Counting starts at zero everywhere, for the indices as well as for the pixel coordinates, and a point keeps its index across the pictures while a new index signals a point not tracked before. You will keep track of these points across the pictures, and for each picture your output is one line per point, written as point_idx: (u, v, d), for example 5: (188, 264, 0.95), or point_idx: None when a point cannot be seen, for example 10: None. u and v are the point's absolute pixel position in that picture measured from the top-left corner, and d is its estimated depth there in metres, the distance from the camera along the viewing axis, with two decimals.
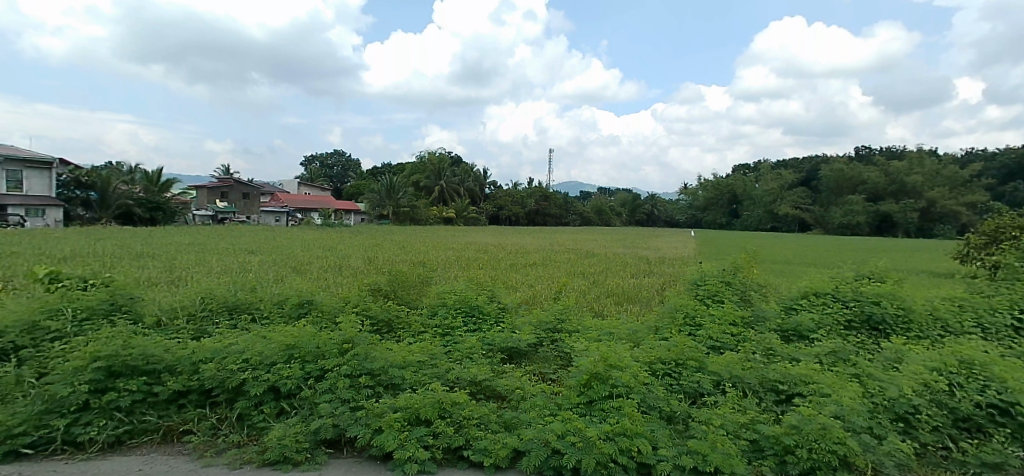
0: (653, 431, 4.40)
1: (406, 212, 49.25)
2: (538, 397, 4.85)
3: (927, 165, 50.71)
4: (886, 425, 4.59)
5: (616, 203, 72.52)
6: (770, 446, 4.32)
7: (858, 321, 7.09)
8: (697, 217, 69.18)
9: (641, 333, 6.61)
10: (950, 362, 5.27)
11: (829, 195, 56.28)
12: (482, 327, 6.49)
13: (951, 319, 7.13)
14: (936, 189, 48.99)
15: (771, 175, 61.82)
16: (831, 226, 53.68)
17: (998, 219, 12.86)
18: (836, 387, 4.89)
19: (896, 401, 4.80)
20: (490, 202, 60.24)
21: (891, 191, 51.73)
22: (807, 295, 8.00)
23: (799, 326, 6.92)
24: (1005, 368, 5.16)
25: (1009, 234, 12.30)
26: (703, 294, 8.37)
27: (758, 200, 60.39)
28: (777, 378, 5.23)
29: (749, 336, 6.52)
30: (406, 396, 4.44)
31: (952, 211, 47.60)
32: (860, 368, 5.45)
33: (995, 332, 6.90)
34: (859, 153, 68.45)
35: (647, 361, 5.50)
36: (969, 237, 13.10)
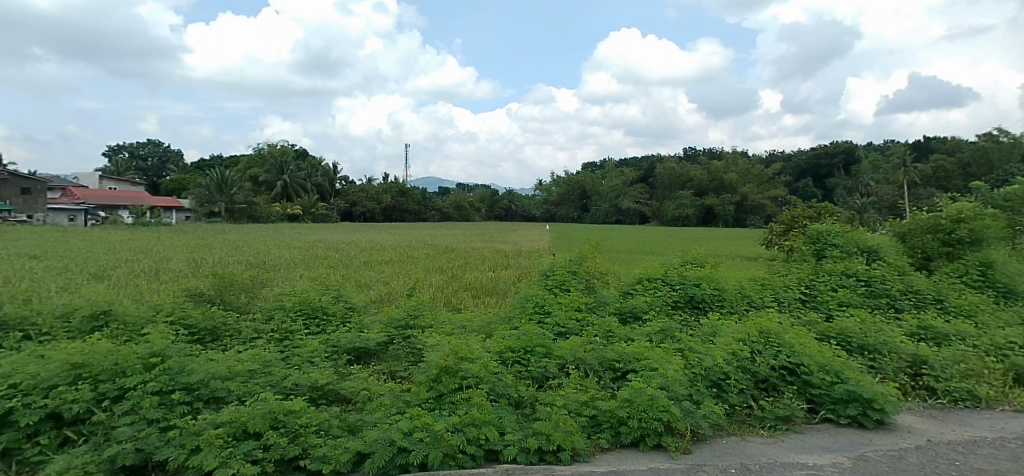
0: (501, 418, 4.48)
1: (242, 209, 45.23)
2: (386, 396, 4.70)
3: (740, 165, 58.54)
4: (703, 392, 5.14)
5: (474, 198, 73.50)
6: (606, 420, 4.63)
7: (683, 301, 7.89)
8: (551, 212, 72.54)
9: (494, 324, 6.72)
10: (753, 333, 6.07)
11: (663, 191, 62.19)
12: (326, 329, 6.16)
13: (755, 296, 8.22)
14: (747, 186, 56.77)
15: (616, 172, 67.02)
16: (665, 218, 59.51)
17: (793, 210, 15.13)
18: (663, 361, 5.34)
19: (711, 369, 5.41)
20: (341, 198, 58.05)
21: (713, 187, 58.76)
22: (641, 280, 8.72)
23: (634, 308, 7.52)
24: (793, 335, 6.04)
25: (801, 222, 14.53)
26: (552, 284, 8.76)
27: (604, 196, 64.96)
28: (614, 357, 5.61)
29: (591, 320, 6.93)
30: (231, 409, 4.04)
31: (759, 204, 55.64)
32: (683, 343, 6.05)
33: (788, 304, 8.09)
34: (688, 153, 76.80)
35: (497, 351, 5.60)
36: (772, 225, 15.22)
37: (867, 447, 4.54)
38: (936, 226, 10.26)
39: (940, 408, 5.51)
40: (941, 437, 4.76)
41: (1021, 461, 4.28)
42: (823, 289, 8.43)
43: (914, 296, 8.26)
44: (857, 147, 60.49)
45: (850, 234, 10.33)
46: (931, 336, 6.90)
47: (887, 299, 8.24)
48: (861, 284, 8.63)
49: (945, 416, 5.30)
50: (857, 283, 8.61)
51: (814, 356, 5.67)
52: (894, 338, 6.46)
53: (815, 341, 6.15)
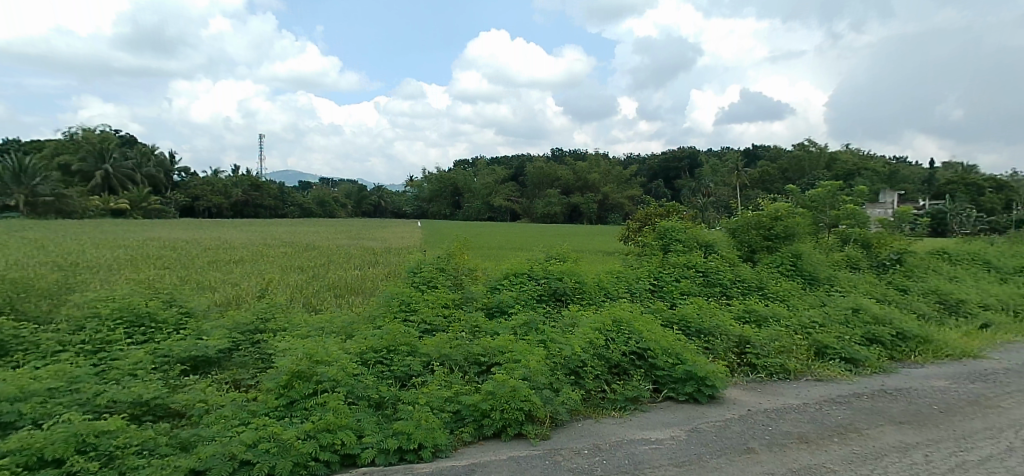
0: (360, 420, 4.30)
1: (47, 202, 38.42)
2: (227, 407, 4.28)
3: (602, 166, 62.44)
4: (562, 380, 5.33)
5: (340, 194, 70.36)
6: (470, 414, 4.64)
7: (547, 294, 8.17)
8: (422, 209, 71.62)
9: (355, 324, 6.43)
10: (607, 323, 6.42)
11: (532, 189, 64.29)
12: (155, 337, 5.49)
13: (612, 287, 8.75)
14: (608, 186, 60.58)
15: (486, 171, 68.03)
16: (534, 216, 61.55)
17: (647, 209, 16.39)
18: (526, 352, 5.45)
19: (569, 358, 5.64)
20: (181, 191, 52.82)
21: (578, 187, 61.92)
22: (508, 275, 8.89)
23: (501, 303, 7.64)
24: (642, 323, 6.49)
25: (653, 219, 15.78)
26: (418, 281, 8.62)
27: (475, 193, 65.50)
28: (479, 351, 5.63)
29: (458, 316, 6.92)
30: (21, 435, 3.45)
31: (619, 202, 59.68)
32: (546, 334, 6.24)
33: (640, 294, 8.71)
34: (555, 153, 80.16)
35: (357, 352, 5.36)
36: (628, 222, 16.35)
37: (701, 420, 5.00)
38: (759, 223, 11.69)
39: (760, 381, 6.27)
40: (758, 407, 5.40)
41: (817, 422, 5.00)
42: (669, 280, 9.19)
43: (742, 284, 9.32)
44: (700, 153, 67.18)
45: (692, 231, 11.41)
46: (754, 319, 7.84)
47: (721, 287, 9.21)
48: (700, 274, 9.55)
49: (764, 387, 6.03)
50: (697, 274, 9.52)
51: (660, 341, 6.13)
52: (725, 322, 7.24)
53: (661, 327, 6.66)
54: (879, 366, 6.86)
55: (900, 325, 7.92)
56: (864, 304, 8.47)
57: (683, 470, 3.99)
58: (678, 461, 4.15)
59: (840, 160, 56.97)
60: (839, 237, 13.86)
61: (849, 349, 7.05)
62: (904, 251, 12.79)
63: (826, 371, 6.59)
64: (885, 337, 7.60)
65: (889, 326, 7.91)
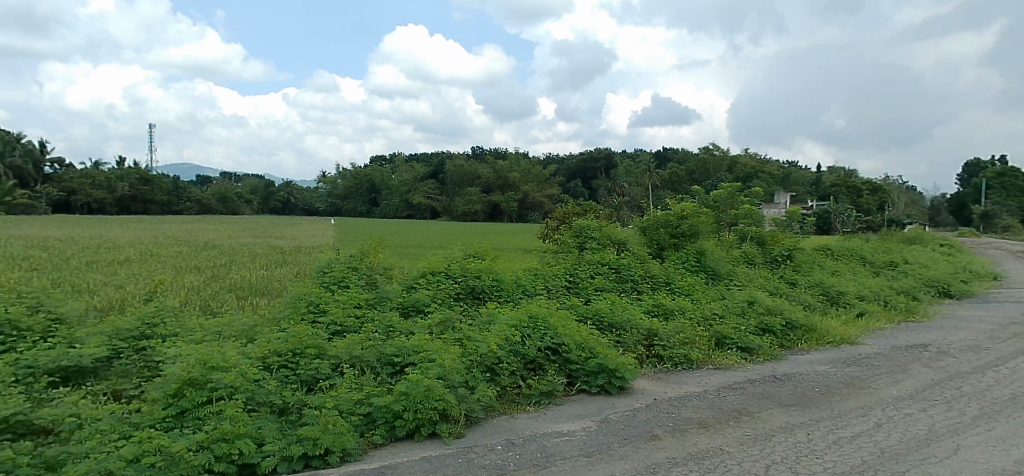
0: (260, 428, 4.06)
1: None
2: (105, 420, 3.91)
3: (522, 166, 63.27)
4: (478, 377, 5.28)
5: (246, 190, 66.49)
6: (381, 416, 4.50)
7: (464, 293, 8.12)
8: (336, 206, 69.20)
9: (258, 327, 6.07)
10: (524, 319, 6.42)
11: (452, 187, 63.95)
12: (19, 348, 4.90)
13: (529, 285, 8.82)
14: (528, 184, 61.41)
15: (405, 168, 66.89)
16: (454, 214, 61.24)
17: (564, 207, 16.73)
18: (441, 351, 5.35)
19: (485, 355, 5.59)
20: (56, 184, 47.98)
21: (498, 185, 62.31)
22: (424, 274, 8.75)
23: (417, 301, 7.48)
24: (557, 319, 6.56)
25: (570, 218, 16.14)
26: (329, 281, 8.28)
27: (393, 190, 64.20)
28: (393, 351, 5.47)
29: (371, 316, 6.71)
30: None
31: (539, 201, 60.68)
32: (462, 332, 6.17)
33: (556, 290, 8.84)
34: (475, 152, 80.19)
35: (258, 357, 5.06)
36: (546, 220, 16.61)
37: (611, 410, 5.15)
38: (667, 222, 12.26)
39: (667, 371, 6.57)
40: (664, 396, 5.64)
41: (716, 408, 5.30)
42: (584, 277, 9.38)
43: (651, 280, 9.71)
44: (615, 154, 69.67)
45: (606, 229, 11.76)
46: (661, 312, 8.22)
47: (632, 283, 9.54)
48: (612, 271, 9.83)
49: (669, 377, 6.32)
50: (610, 271, 9.80)
51: (574, 336, 6.22)
52: (635, 316, 7.50)
53: (576, 323, 6.76)
54: (771, 354, 7.40)
55: (789, 315, 8.59)
56: (758, 296, 9.10)
57: (592, 460, 4.09)
58: (588, 451, 4.24)
59: (741, 163, 61.15)
60: (738, 234, 14.83)
61: (745, 339, 7.55)
62: (794, 248, 13.89)
63: (725, 360, 7.02)
64: (776, 327, 8.22)
65: (779, 317, 8.56)
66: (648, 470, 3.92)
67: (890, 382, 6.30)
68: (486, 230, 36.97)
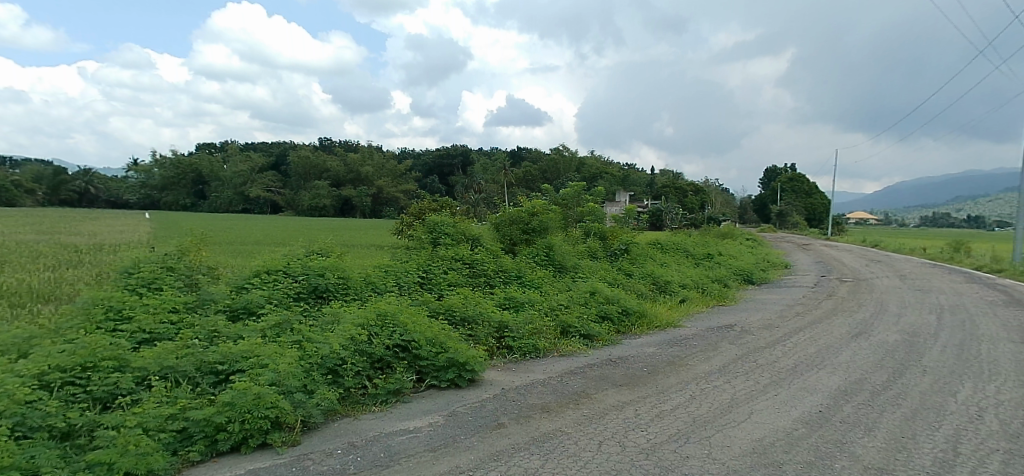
0: (33, 458, 3.43)
1: None
2: None
3: (376, 160, 61.83)
4: (317, 380, 4.93)
5: (30, 177, 55.88)
6: (199, 430, 4.04)
7: (305, 292, 7.59)
8: (152, 197, 61.09)
9: (37, 341, 5.12)
10: (372, 317, 6.00)
11: (297, 180, 59.96)
12: None
13: (379, 281, 8.47)
14: (381, 179, 59.82)
15: (240, 158, 61.32)
16: (298, 209, 57.54)
17: (420, 204, 16.45)
18: (274, 355, 4.89)
19: (327, 356, 5.21)
20: None
21: (349, 179, 59.91)
22: (258, 274, 8.03)
23: (249, 303, 6.84)
24: (408, 315, 6.26)
25: (425, 214, 15.94)
26: (137, 283, 7.24)
27: (227, 182, 58.42)
28: (217, 359, 4.91)
29: (191, 321, 5.99)
30: None
31: (393, 196, 59.48)
32: (301, 333, 5.72)
33: (407, 287, 8.57)
34: (321, 143, 76.15)
35: (34, 375, 4.26)
36: (401, 216, 16.13)
37: (457, 403, 5.14)
38: (518, 218, 12.61)
39: (515, 361, 6.75)
40: (511, 385, 5.75)
41: (558, 392, 5.58)
42: (436, 272, 9.22)
43: (503, 274, 9.91)
44: (469, 151, 70.65)
45: (459, 225, 11.67)
46: (512, 305, 8.40)
47: (484, 277, 9.64)
48: (465, 266, 9.83)
49: (517, 367, 6.47)
50: (463, 265, 9.78)
51: (425, 331, 5.99)
52: (488, 309, 7.53)
53: (427, 319, 6.53)
54: (609, 340, 7.98)
55: (624, 303, 9.34)
56: (599, 287, 9.75)
57: (437, 454, 4.06)
58: (433, 446, 4.20)
59: (588, 164, 65.62)
60: (583, 230, 15.76)
61: (587, 327, 8.06)
62: (630, 242, 15.10)
63: (569, 347, 7.42)
64: (613, 314, 8.89)
65: (616, 305, 9.27)
66: (491, 458, 4.00)
67: (705, 359, 7.13)
68: (334, 226, 35.30)
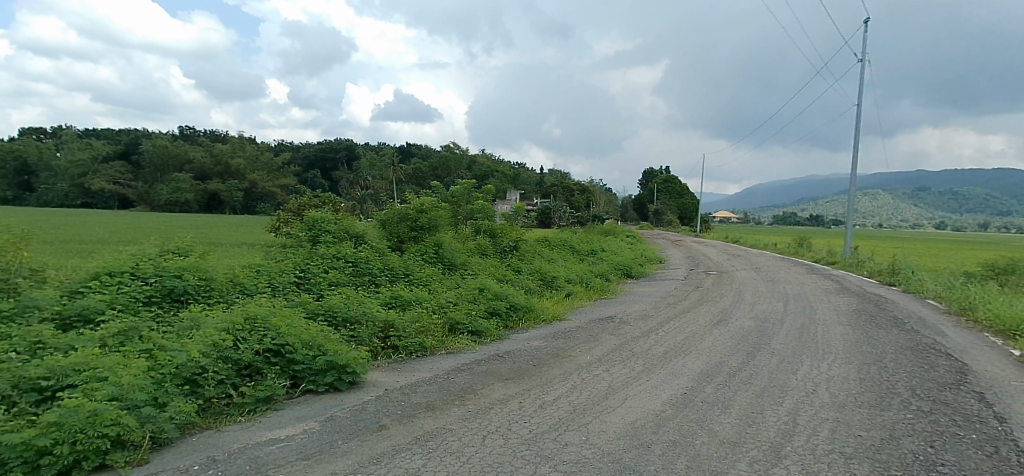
0: None
1: None
2: None
3: (248, 151, 57.91)
4: (171, 392, 4.47)
5: None
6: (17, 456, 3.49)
7: (158, 296, 6.85)
8: None
9: None
10: (237, 321, 5.54)
11: (154, 172, 54.22)
12: None
13: (248, 282, 7.87)
14: (254, 173, 55.99)
15: (81, 146, 54.12)
16: (155, 204, 52.01)
17: (300, 199, 15.55)
18: (116, 367, 4.36)
19: (183, 365, 4.73)
20: None
21: (216, 172, 55.31)
22: (98, 276, 7.11)
23: (85, 310, 6.05)
24: (280, 318, 5.84)
25: (305, 210, 15.10)
26: None
27: (63, 172, 51.23)
28: (41, 373, 4.28)
29: (9, 332, 5.17)
30: None
31: (269, 192, 55.99)
32: (152, 341, 5.16)
33: (282, 287, 8.02)
34: (183, 132, 69.61)
35: None
36: (279, 212, 15.10)
37: (336, 407, 4.91)
38: (406, 215, 12.31)
39: (400, 361, 6.60)
40: (395, 385, 5.60)
41: (444, 390, 5.53)
42: (315, 270, 8.72)
43: (389, 272, 9.61)
44: (354, 146, 68.38)
45: (342, 222, 11.16)
46: (399, 304, 8.16)
47: (369, 276, 9.28)
48: (348, 264, 9.39)
49: (402, 367, 6.32)
50: (345, 264, 9.33)
51: (300, 334, 5.64)
52: (372, 308, 7.26)
53: (304, 321, 6.14)
54: (497, 335, 8.07)
55: (512, 298, 9.48)
56: (487, 284, 9.80)
57: (310, 462, 3.85)
58: (307, 453, 3.98)
59: (478, 163, 66.20)
60: (472, 227, 15.76)
61: (475, 323, 8.08)
62: (518, 240, 15.38)
63: (456, 344, 7.39)
64: (501, 309, 9.00)
65: (505, 301, 9.38)
66: (370, 461, 3.87)
67: (587, 349, 7.44)
68: (197, 223, 32.38)
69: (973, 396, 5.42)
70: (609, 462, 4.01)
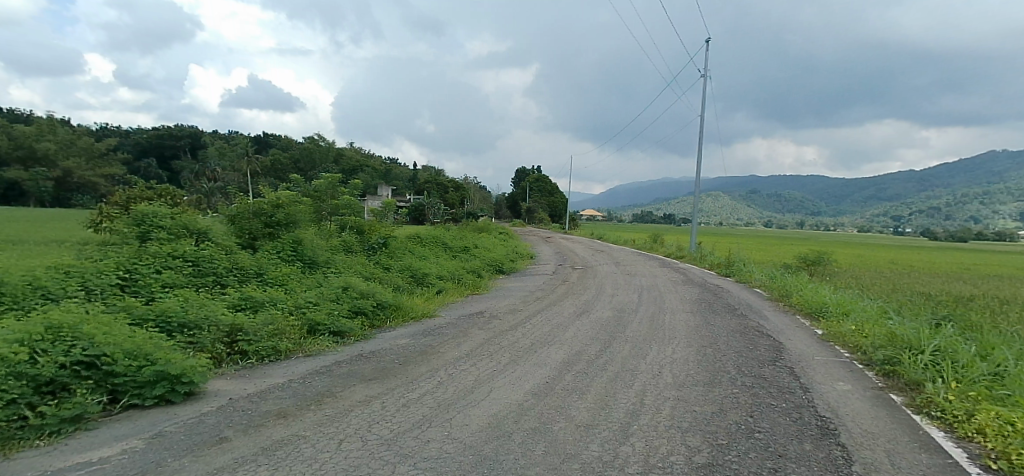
0: None
1: None
2: None
3: (61, 135, 50.33)
4: None
5: None
6: None
7: None
8: None
9: None
10: (36, 330, 4.71)
11: None
12: None
13: (55, 286, 6.76)
14: (69, 159, 48.52)
15: None
16: None
17: (126, 192, 13.68)
18: None
19: None
20: None
21: (17, 157, 46.50)
22: None
23: None
24: (95, 325, 5.07)
25: (133, 204, 13.31)
26: None
27: None
28: None
29: None
30: None
31: (90, 181, 48.71)
32: None
33: (101, 291, 6.99)
34: None
35: None
36: (101, 206, 12.90)
37: (166, 422, 4.39)
38: (260, 210, 11.38)
39: (249, 367, 6.09)
40: (241, 393, 5.17)
41: (299, 394, 5.21)
42: (144, 270, 7.72)
43: (238, 272, 8.82)
44: (198, 133, 62.52)
45: (179, 217, 10.02)
46: (249, 306, 7.51)
47: (213, 277, 8.44)
48: (188, 264, 8.45)
49: (252, 373, 5.84)
50: (184, 263, 8.38)
51: (121, 342, 4.95)
52: (216, 312, 6.62)
53: (126, 328, 5.40)
54: (361, 335, 7.78)
55: (379, 296, 9.19)
56: (352, 282, 9.40)
57: None
58: None
59: (345, 157, 63.69)
60: (338, 223, 15.04)
61: (337, 323, 7.72)
62: (388, 237, 14.89)
63: (316, 346, 7.00)
64: (367, 309, 8.69)
65: (371, 299, 9.07)
66: None
67: (454, 345, 7.43)
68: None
69: (785, 370, 6.24)
70: (470, 455, 4.03)
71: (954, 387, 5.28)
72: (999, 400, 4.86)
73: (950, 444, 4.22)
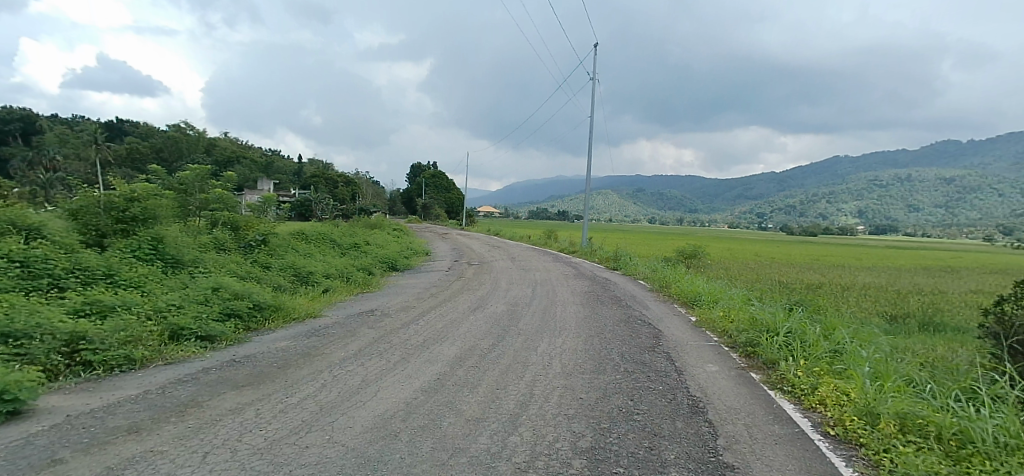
0: None
1: None
2: None
3: None
4: None
5: None
6: None
7: None
8: None
9: None
10: None
11: None
12: None
13: None
14: None
15: None
16: None
17: None
18: None
19: None
20: None
21: None
22: None
23: None
24: None
25: None
26: None
27: None
28: None
29: None
30: None
31: None
32: None
33: None
34: None
35: None
36: None
37: None
38: (111, 204, 10.15)
39: (94, 379, 5.41)
40: (83, 409, 4.56)
41: (156, 407, 4.70)
42: None
43: (81, 273, 7.80)
44: (35, 117, 54.61)
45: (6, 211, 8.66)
46: (96, 310, 6.65)
47: (49, 280, 7.39)
48: (14, 265, 7.33)
49: (98, 386, 5.20)
50: (9, 265, 7.25)
51: None
52: (51, 319, 5.79)
53: None
54: (234, 338, 7.21)
55: (256, 297, 8.58)
56: (224, 282, 8.68)
57: None
58: None
59: (218, 148, 58.86)
60: (209, 219, 13.82)
61: (205, 327, 7.08)
62: (267, 232, 13.87)
63: (179, 353, 6.37)
64: (242, 310, 8.06)
65: (246, 300, 8.43)
66: None
67: (341, 345, 7.11)
68: None
69: (662, 356, 6.63)
70: (352, 458, 3.85)
71: (802, 364, 5.90)
72: (838, 373, 5.50)
73: (798, 415, 4.70)
